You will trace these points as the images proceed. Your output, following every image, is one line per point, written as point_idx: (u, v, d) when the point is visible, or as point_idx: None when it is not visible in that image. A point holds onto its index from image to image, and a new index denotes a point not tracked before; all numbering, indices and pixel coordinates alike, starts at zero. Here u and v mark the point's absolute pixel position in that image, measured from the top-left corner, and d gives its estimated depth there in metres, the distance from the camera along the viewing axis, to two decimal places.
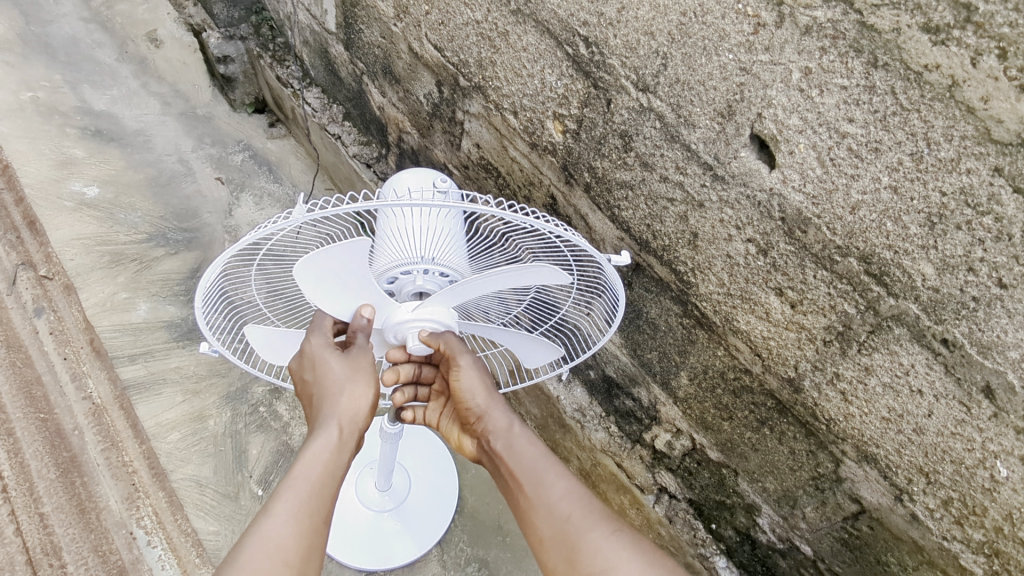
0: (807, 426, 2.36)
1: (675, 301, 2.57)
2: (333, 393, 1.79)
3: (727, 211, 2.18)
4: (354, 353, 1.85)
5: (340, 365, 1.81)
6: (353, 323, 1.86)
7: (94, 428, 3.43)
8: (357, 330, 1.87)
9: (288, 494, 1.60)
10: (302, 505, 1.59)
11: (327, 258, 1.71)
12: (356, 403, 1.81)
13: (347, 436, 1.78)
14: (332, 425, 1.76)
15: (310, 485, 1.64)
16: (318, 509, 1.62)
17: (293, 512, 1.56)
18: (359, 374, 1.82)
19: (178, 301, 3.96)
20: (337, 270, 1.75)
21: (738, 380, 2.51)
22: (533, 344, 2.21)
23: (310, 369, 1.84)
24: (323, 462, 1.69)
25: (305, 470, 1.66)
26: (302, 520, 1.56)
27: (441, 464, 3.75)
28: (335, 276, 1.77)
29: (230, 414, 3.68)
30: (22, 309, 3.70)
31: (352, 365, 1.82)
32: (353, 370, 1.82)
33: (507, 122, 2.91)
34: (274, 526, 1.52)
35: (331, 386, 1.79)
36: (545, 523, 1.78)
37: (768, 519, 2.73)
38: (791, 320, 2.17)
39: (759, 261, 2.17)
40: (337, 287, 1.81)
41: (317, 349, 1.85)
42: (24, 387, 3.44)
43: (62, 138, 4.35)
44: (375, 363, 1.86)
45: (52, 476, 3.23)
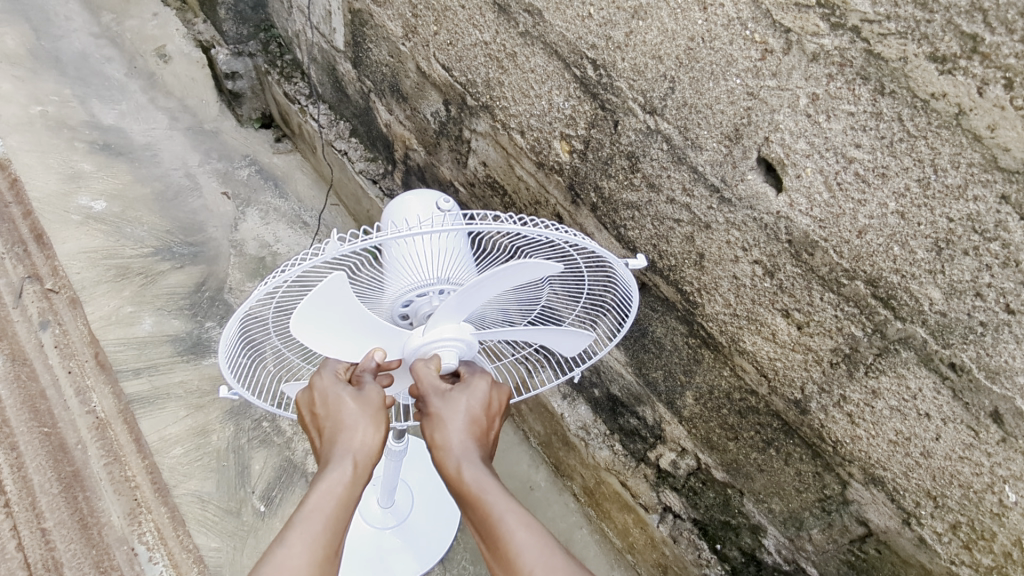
0: (814, 447, 2.35)
1: (682, 320, 2.58)
2: (346, 427, 1.77)
3: (733, 233, 2.20)
4: (366, 389, 1.86)
5: (352, 402, 1.82)
6: (360, 363, 1.95)
7: (97, 442, 3.44)
8: (364, 371, 1.93)
9: (300, 526, 1.54)
10: (315, 538, 1.52)
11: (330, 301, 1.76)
12: (368, 438, 1.78)
13: (361, 469, 1.71)
14: (347, 457, 1.71)
15: (325, 516, 1.58)
16: (332, 541, 1.55)
17: (308, 543, 1.50)
18: (371, 409, 1.81)
19: (183, 315, 4.00)
20: (325, 326, 1.85)
21: (745, 401, 2.51)
22: (559, 342, 2.19)
23: (322, 405, 1.84)
24: (337, 494, 1.63)
25: (318, 504, 1.60)
26: (317, 550, 1.50)
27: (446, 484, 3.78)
28: (328, 330, 1.87)
29: (233, 428, 3.71)
30: (26, 322, 3.70)
31: (363, 401, 1.82)
32: (366, 405, 1.82)
33: (514, 141, 2.94)
34: (289, 556, 1.46)
35: (341, 422, 1.78)
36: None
37: (774, 541, 2.71)
38: (798, 341, 2.18)
39: (765, 283, 2.18)
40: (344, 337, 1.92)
41: (327, 387, 1.86)
42: (27, 401, 3.44)
43: (71, 152, 4.38)
44: (385, 399, 1.85)
45: (54, 491, 3.24)
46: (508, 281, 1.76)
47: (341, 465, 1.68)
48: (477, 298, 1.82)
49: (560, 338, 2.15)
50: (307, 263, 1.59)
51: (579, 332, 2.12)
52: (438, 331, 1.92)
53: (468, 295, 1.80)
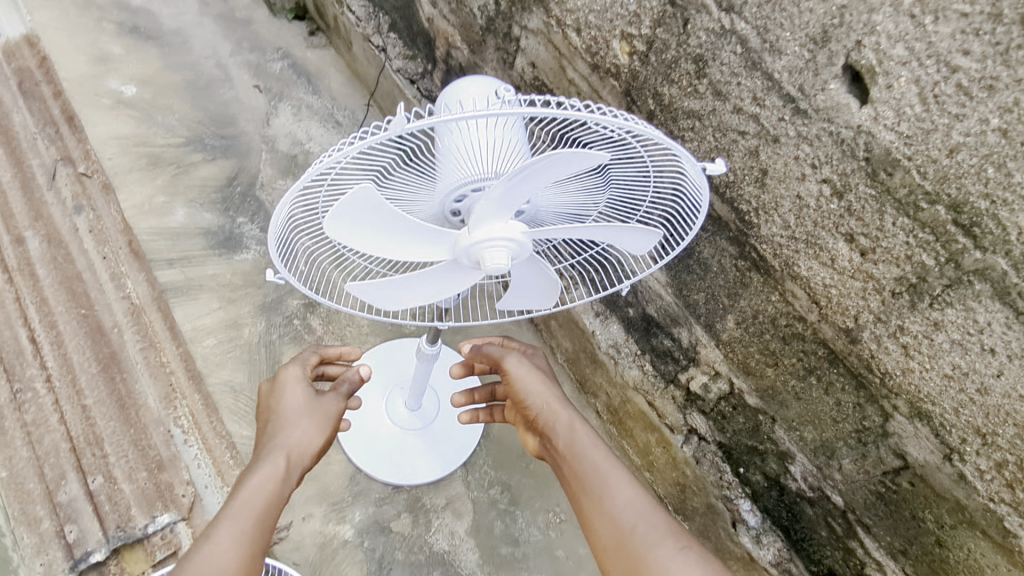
0: (859, 378, 2.27)
1: (733, 242, 2.49)
2: (284, 425, 2.06)
3: (805, 148, 2.05)
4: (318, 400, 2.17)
5: (295, 408, 2.12)
6: (342, 377, 2.35)
7: (133, 327, 3.60)
8: (345, 381, 2.33)
9: (231, 513, 1.71)
10: (248, 518, 1.72)
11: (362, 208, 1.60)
12: (303, 437, 2.05)
13: (291, 466, 1.96)
14: (281, 452, 1.95)
15: (258, 506, 1.77)
16: (260, 526, 1.73)
17: (235, 525, 1.68)
18: (315, 415, 2.12)
19: (215, 209, 4.07)
20: (364, 231, 1.68)
21: (791, 327, 2.44)
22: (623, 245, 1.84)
23: (273, 410, 2.13)
24: (268, 487, 1.84)
25: (250, 493, 1.80)
26: (245, 533, 1.67)
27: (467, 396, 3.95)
28: (369, 237, 1.71)
29: (265, 324, 3.93)
30: (61, 206, 3.71)
31: (311, 404, 2.13)
32: (311, 410, 2.13)
33: (568, 40, 2.73)
34: (221, 536, 1.64)
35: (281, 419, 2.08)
36: (606, 530, 1.86)
37: (801, 468, 2.70)
38: (859, 268, 2.07)
39: (832, 205, 2.05)
40: (387, 242, 1.73)
41: (285, 387, 2.16)
42: (65, 282, 3.54)
43: (99, 33, 4.32)
44: (338, 411, 2.19)
45: (93, 371, 3.41)
46: (554, 170, 1.54)
47: (274, 460, 1.92)
48: (530, 194, 1.61)
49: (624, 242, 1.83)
50: (356, 147, 1.47)
51: (643, 229, 1.75)
52: (488, 231, 1.68)
53: (516, 187, 1.56)
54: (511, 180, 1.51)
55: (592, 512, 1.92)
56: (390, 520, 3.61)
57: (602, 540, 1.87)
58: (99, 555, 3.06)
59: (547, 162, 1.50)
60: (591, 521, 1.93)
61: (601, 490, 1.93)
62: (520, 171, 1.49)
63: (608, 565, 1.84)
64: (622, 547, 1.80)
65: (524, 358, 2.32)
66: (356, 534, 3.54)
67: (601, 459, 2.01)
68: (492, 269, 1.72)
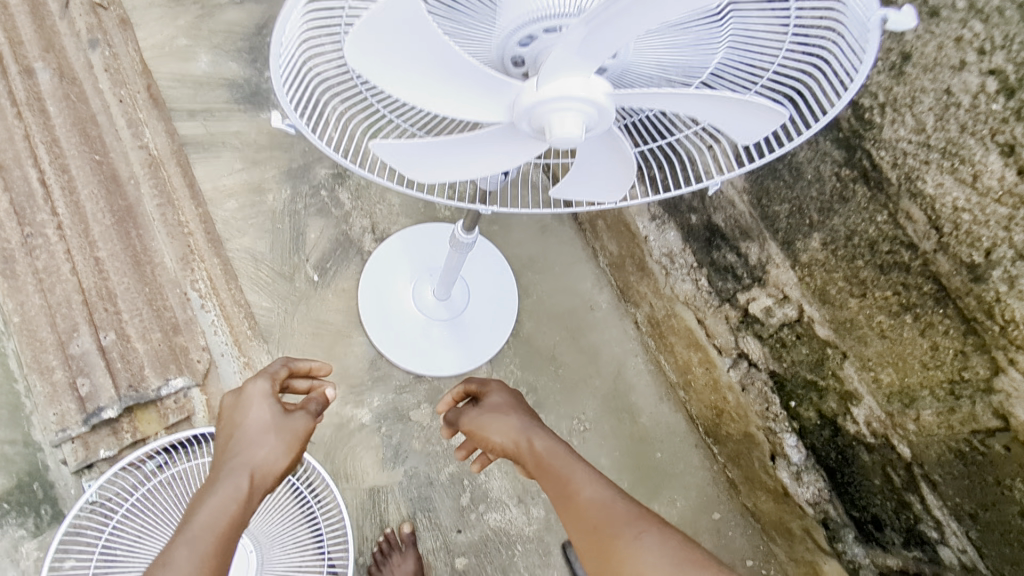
0: (971, 323, 1.89)
1: (840, 145, 2.09)
2: (246, 442, 1.93)
3: (972, 26, 1.61)
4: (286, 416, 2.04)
5: (263, 422, 1.99)
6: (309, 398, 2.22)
7: (150, 181, 3.43)
8: (311, 401, 2.21)
9: (192, 538, 1.65)
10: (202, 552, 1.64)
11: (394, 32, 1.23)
12: (269, 454, 1.93)
13: (255, 483, 1.87)
14: (243, 471, 1.86)
15: (217, 528, 1.69)
16: (220, 552, 1.66)
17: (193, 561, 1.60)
18: (285, 433, 2.01)
19: (240, 59, 3.84)
20: (397, 67, 1.31)
21: (892, 254, 2.05)
22: (727, 125, 1.42)
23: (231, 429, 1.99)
24: (229, 511, 1.75)
25: (209, 516, 1.71)
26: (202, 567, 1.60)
27: (498, 292, 3.71)
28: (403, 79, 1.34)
29: (290, 192, 3.75)
30: (75, 37, 3.38)
31: (281, 421, 2.01)
32: (281, 425, 2.01)
33: None
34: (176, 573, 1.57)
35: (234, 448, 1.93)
36: (581, 525, 1.80)
37: (866, 411, 2.43)
38: (1011, 190, 1.65)
39: (996, 105, 1.61)
40: (425, 87, 1.36)
41: (255, 396, 2.05)
42: (77, 123, 3.21)
43: None
44: (307, 430, 2.06)
45: (108, 224, 3.16)
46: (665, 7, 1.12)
47: (239, 478, 1.84)
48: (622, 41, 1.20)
49: (738, 124, 1.42)
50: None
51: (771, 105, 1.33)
52: (561, 87, 1.29)
53: (603, 30, 1.16)
54: (598, 13, 1.11)
55: (563, 512, 1.88)
56: (410, 409, 3.50)
57: (577, 540, 1.82)
58: (111, 412, 2.88)
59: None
60: (565, 518, 1.88)
61: (567, 494, 1.88)
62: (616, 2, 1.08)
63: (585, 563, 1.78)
64: (596, 539, 1.75)
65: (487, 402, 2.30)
66: (374, 419, 3.44)
67: (564, 463, 1.98)
68: (559, 141, 1.36)
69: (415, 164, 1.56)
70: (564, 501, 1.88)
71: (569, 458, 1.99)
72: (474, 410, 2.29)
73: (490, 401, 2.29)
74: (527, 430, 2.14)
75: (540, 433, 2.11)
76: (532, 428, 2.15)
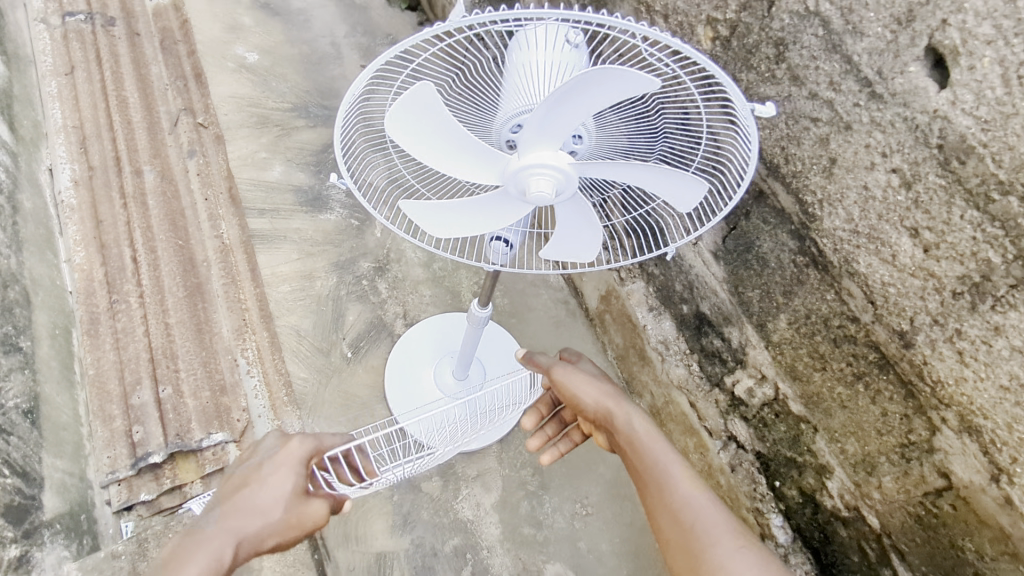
0: (909, 386, 2.15)
1: (794, 235, 2.44)
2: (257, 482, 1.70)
3: (876, 135, 1.97)
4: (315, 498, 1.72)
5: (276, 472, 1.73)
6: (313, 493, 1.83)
7: (220, 265, 3.92)
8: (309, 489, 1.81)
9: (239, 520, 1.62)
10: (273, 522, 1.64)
11: (414, 117, 1.54)
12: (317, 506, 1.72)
13: (246, 541, 1.60)
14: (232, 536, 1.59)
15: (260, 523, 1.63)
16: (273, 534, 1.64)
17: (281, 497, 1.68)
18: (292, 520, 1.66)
19: (307, 170, 4.49)
20: (420, 136, 1.58)
21: (843, 328, 2.34)
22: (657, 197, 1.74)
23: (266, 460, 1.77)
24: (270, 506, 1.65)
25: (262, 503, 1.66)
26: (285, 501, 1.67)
27: None
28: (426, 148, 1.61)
29: (336, 280, 4.25)
30: (178, 148, 4.14)
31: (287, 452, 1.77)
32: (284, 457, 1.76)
33: (654, 26, 2.78)
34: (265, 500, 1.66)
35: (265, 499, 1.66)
36: (667, 521, 1.70)
37: (839, 484, 2.59)
38: (920, 265, 1.96)
39: (899, 196, 1.95)
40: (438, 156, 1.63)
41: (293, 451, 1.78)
42: (169, 214, 3.85)
43: (236, 5, 4.86)
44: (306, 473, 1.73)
45: (181, 295, 3.68)
46: (596, 92, 1.41)
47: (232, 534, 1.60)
48: (569, 116, 1.48)
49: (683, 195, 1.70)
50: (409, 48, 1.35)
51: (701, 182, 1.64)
52: (535, 156, 1.59)
53: (552, 110, 1.46)
54: (548, 105, 1.43)
55: (657, 463, 1.80)
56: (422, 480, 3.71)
57: (666, 491, 1.73)
58: (157, 457, 3.24)
59: (585, 84, 1.38)
60: (652, 477, 1.79)
61: (653, 468, 1.80)
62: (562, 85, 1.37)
63: (658, 518, 1.71)
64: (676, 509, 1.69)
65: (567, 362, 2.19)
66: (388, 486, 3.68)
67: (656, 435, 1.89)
68: (535, 198, 1.65)
69: (439, 220, 1.86)
70: (652, 466, 1.80)
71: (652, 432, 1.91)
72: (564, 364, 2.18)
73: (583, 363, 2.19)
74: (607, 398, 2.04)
75: (630, 407, 2.01)
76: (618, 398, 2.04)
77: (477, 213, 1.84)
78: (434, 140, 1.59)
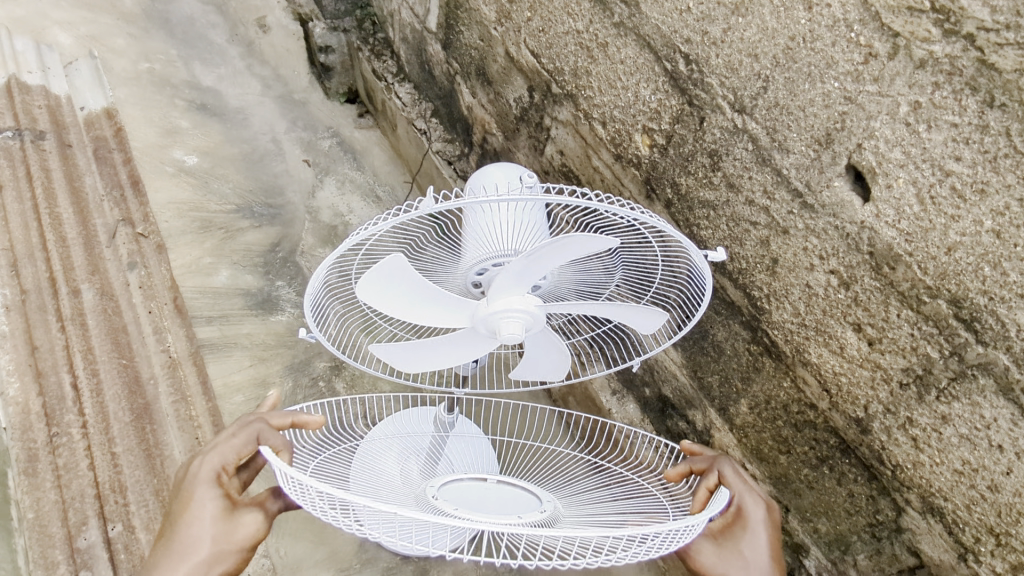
0: (871, 469, 2.25)
1: (745, 326, 2.50)
2: (183, 537, 1.67)
3: (812, 240, 2.10)
4: (241, 513, 1.74)
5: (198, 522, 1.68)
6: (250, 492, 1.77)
7: (169, 381, 3.26)
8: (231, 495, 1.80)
9: None
10: None
11: (387, 279, 1.58)
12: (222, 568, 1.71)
13: None
14: None
15: None
16: None
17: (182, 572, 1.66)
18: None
19: (256, 272, 4.16)
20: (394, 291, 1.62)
21: (802, 414, 2.42)
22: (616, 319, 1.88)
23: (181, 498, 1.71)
24: None
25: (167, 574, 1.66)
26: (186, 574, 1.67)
27: None
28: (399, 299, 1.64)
29: (291, 385, 3.81)
30: (116, 262, 3.53)
31: (216, 514, 1.70)
32: (204, 516, 1.69)
33: (595, 131, 2.93)
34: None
35: (181, 543, 1.65)
36: None
37: (815, 562, 2.53)
38: (866, 357, 2.07)
39: (840, 294, 2.07)
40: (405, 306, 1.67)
41: (199, 484, 1.72)
42: (110, 332, 3.22)
43: (171, 108, 4.65)
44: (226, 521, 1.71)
45: (126, 420, 3.02)
46: (560, 249, 1.49)
47: None
48: (534, 268, 1.55)
49: (638, 317, 1.82)
50: (383, 222, 1.49)
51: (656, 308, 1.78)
52: (505, 302, 1.64)
53: (530, 261, 1.52)
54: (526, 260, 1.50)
55: None
56: None
57: None
58: None
59: (549, 242, 1.46)
60: None
61: None
62: (535, 248, 1.46)
63: None
64: None
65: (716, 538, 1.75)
66: None
67: None
68: (506, 338, 1.68)
69: (410, 359, 1.88)
70: None
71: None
72: (709, 543, 1.74)
73: (729, 531, 1.75)
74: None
75: None
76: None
77: (447, 354, 1.87)
78: (401, 292, 1.62)
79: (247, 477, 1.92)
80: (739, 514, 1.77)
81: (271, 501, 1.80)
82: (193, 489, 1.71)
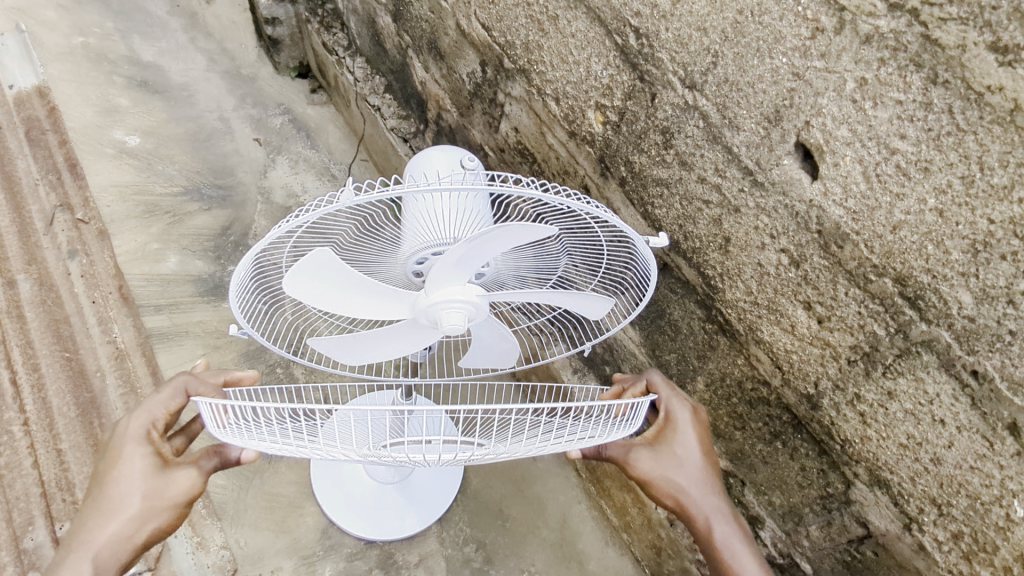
0: (821, 444, 2.28)
1: (700, 304, 2.49)
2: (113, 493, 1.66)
3: (763, 219, 2.09)
4: (172, 469, 1.71)
5: (125, 479, 1.67)
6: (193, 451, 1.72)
7: (116, 372, 3.12)
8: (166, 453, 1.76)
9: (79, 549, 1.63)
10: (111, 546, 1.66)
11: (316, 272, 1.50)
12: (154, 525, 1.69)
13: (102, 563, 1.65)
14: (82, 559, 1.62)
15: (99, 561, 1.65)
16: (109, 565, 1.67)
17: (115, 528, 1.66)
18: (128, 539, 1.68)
19: (206, 257, 3.98)
20: (325, 283, 1.54)
21: (756, 391, 2.44)
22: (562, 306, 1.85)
23: (110, 455, 1.70)
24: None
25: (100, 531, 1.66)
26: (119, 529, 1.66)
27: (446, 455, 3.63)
28: (331, 291, 1.56)
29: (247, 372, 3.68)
30: (55, 251, 3.37)
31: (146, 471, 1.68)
32: (133, 473, 1.68)
33: (548, 108, 2.85)
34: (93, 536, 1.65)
35: (111, 500, 1.65)
36: None
37: (770, 533, 2.60)
38: (816, 335, 2.08)
39: (790, 273, 2.07)
40: (339, 298, 1.59)
41: (125, 441, 1.70)
42: (51, 325, 3.12)
43: (109, 86, 4.34)
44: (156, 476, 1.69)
45: (71, 415, 2.94)
46: (498, 238, 1.44)
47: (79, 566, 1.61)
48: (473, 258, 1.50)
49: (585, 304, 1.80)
50: (311, 213, 1.40)
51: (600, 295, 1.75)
52: (444, 294, 1.58)
53: (469, 251, 1.46)
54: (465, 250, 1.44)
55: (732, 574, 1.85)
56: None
57: None
58: None
59: (488, 232, 1.40)
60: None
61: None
62: (473, 237, 1.41)
63: None
64: None
65: (653, 440, 1.89)
66: None
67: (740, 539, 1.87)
68: (447, 330, 1.63)
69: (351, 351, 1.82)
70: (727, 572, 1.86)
71: (734, 533, 1.87)
72: (645, 448, 1.86)
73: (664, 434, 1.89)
74: (694, 489, 1.84)
75: (715, 501, 1.87)
76: (703, 489, 1.86)
77: (389, 344, 1.81)
78: (335, 283, 1.54)
79: (182, 441, 1.91)
80: (668, 419, 1.92)
81: (206, 458, 1.72)
82: (121, 447, 1.70)
